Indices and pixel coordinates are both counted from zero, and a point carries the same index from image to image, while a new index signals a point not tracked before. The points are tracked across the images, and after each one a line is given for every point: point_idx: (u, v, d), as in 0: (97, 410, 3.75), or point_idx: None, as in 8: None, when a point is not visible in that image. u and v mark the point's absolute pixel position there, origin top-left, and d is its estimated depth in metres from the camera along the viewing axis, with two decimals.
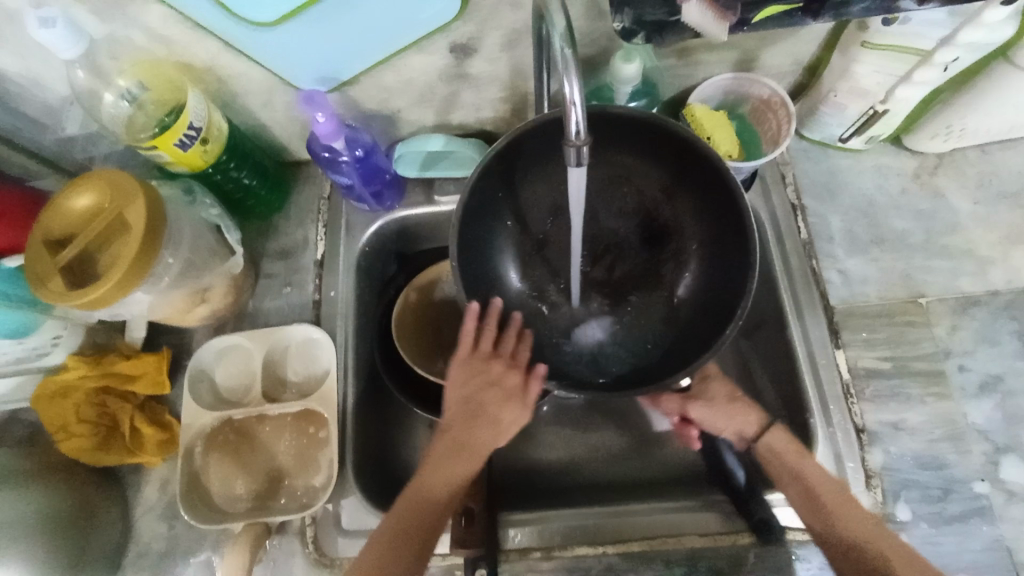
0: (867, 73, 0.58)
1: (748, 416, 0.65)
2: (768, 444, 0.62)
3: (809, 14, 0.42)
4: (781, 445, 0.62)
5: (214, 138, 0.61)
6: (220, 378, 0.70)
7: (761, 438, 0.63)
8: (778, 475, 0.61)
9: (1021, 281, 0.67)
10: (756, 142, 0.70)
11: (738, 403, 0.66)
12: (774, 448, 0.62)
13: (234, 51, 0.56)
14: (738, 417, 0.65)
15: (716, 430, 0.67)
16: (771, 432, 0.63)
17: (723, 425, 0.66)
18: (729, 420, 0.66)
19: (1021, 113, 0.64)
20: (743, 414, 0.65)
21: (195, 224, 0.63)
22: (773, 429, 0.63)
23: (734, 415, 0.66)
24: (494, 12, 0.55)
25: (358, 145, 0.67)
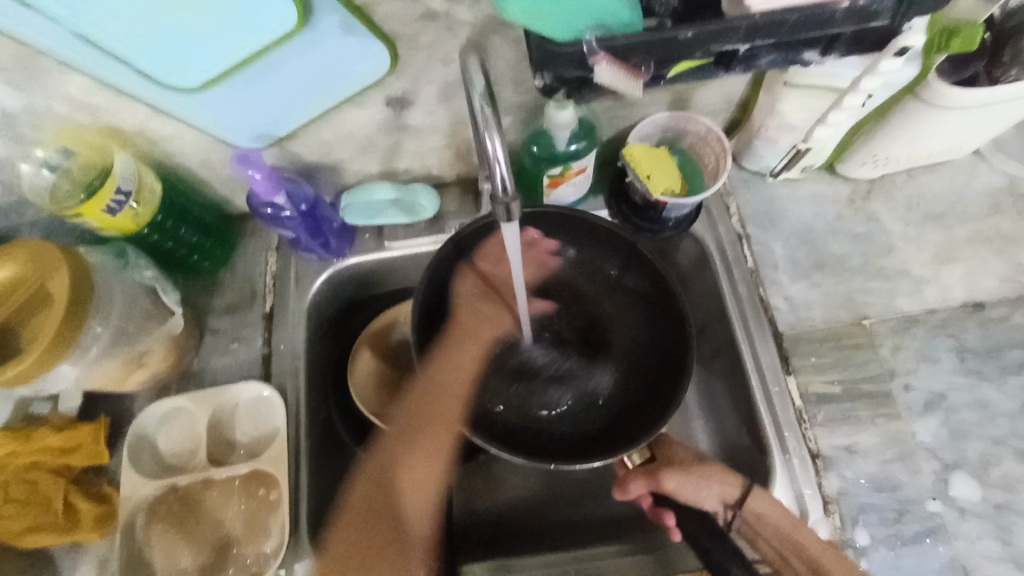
0: (792, 110, 0.61)
1: (725, 478, 0.63)
2: (752, 508, 0.60)
3: (722, 67, 0.44)
4: (764, 507, 0.60)
5: (146, 201, 0.59)
6: (164, 445, 0.67)
7: (744, 501, 0.61)
8: (771, 542, 0.59)
9: (955, 298, 0.70)
10: (699, 176, 0.70)
11: (709, 466, 0.64)
12: (758, 512, 0.60)
13: (163, 114, 0.55)
14: (716, 483, 0.63)
15: (698, 504, 0.62)
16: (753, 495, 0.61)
17: (702, 495, 0.62)
18: (707, 486, 0.63)
19: (939, 141, 0.67)
20: (719, 474, 0.63)
21: (126, 289, 0.61)
22: (756, 490, 0.61)
23: (709, 480, 0.63)
24: (425, 67, 0.55)
25: (302, 200, 0.67)
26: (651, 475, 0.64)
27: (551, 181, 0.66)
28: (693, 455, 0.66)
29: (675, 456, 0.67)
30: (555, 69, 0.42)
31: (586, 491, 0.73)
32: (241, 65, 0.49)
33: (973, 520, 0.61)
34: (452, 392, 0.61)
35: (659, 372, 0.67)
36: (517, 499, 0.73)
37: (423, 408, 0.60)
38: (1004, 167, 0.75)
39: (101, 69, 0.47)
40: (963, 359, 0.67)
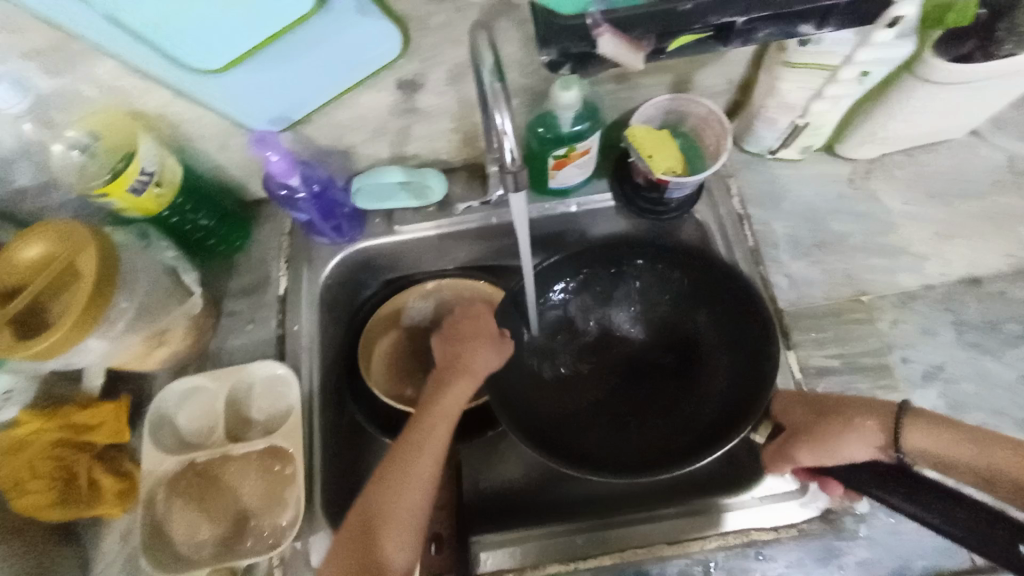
0: (792, 89, 0.62)
1: (861, 426, 0.55)
2: (915, 444, 0.52)
3: (719, 41, 0.46)
4: (927, 440, 0.51)
5: (167, 182, 0.62)
6: (182, 422, 0.69)
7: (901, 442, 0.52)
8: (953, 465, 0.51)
9: (953, 273, 0.71)
10: (700, 157, 0.72)
11: (838, 419, 0.56)
12: (923, 446, 0.52)
13: (184, 98, 0.57)
14: (852, 437, 0.54)
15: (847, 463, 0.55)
16: (908, 429, 0.52)
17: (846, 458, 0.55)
18: (847, 446, 0.55)
19: (935, 119, 0.69)
20: (852, 411, 0.56)
21: (149, 268, 0.63)
22: (911, 419, 0.52)
23: (852, 440, 0.54)
24: (434, 51, 0.58)
25: (314, 182, 0.69)
26: (785, 458, 0.59)
27: (556, 163, 0.68)
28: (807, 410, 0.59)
29: (792, 416, 0.60)
30: (561, 44, 0.44)
31: None
32: (260, 46, 0.50)
33: None
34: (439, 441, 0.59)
35: (740, 372, 0.65)
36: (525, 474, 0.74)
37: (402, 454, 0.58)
38: (1003, 146, 0.76)
39: (125, 48, 0.49)
40: (962, 333, 0.68)
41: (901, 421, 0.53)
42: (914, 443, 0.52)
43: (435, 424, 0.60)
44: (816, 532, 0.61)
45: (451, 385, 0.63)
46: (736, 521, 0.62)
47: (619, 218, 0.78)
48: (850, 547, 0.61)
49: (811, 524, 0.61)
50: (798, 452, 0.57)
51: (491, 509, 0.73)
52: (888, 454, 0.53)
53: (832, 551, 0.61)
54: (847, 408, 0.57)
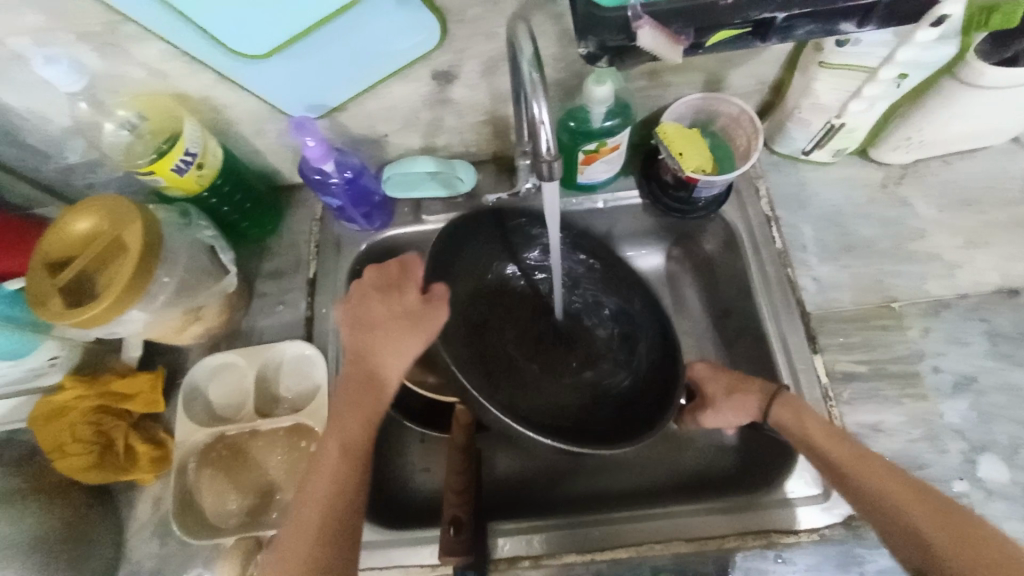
0: (825, 90, 0.62)
1: (747, 395, 0.65)
2: (778, 411, 0.62)
3: (757, 37, 0.46)
4: (789, 407, 0.62)
5: (209, 164, 0.64)
6: (213, 396, 0.72)
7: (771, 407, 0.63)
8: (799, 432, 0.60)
9: (988, 283, 0.70)
10: (730, 157, 0.73)
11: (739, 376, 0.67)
12: (784, 411, 0.62)
13: (228, 83, 0.59)
14: (736, 403, 0.66)
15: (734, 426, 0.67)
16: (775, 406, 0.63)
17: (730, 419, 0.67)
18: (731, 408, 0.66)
19: (974, 125, 0.67)
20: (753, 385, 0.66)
21: (188, 245, 0.65)
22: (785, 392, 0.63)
23: (727, 407, 0.66)
24: (471, 42, 0.59)
25: (347, 168, 0.71)
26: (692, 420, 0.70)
27: (585, 158, 0.68)
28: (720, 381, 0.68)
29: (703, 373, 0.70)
30: (597, 36, 0.44)
31: (624, 458, 0.74)
32: (305, 33, 0.52)
33: (1001, 500, 0.61)
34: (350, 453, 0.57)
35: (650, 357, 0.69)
36: (541, 467, 0.75)
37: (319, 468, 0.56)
38: None
39: (181, 34, 0.51)
40: (994, 343, 0.67)
41: (777, 395, 0.63)
42: (784, 411, 0.62)
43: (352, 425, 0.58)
44: (837, 538, 0.61)
45: (353, 405, 0.59)
46: (758, 525, 0.62)
47: (644, 216, 0.78)
48: (871, 555, 0.60)
49: (832, 530, 0.61)
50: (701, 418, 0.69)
51: (509, 499, 0.73)
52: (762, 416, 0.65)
53: (854, 558, 0.60)
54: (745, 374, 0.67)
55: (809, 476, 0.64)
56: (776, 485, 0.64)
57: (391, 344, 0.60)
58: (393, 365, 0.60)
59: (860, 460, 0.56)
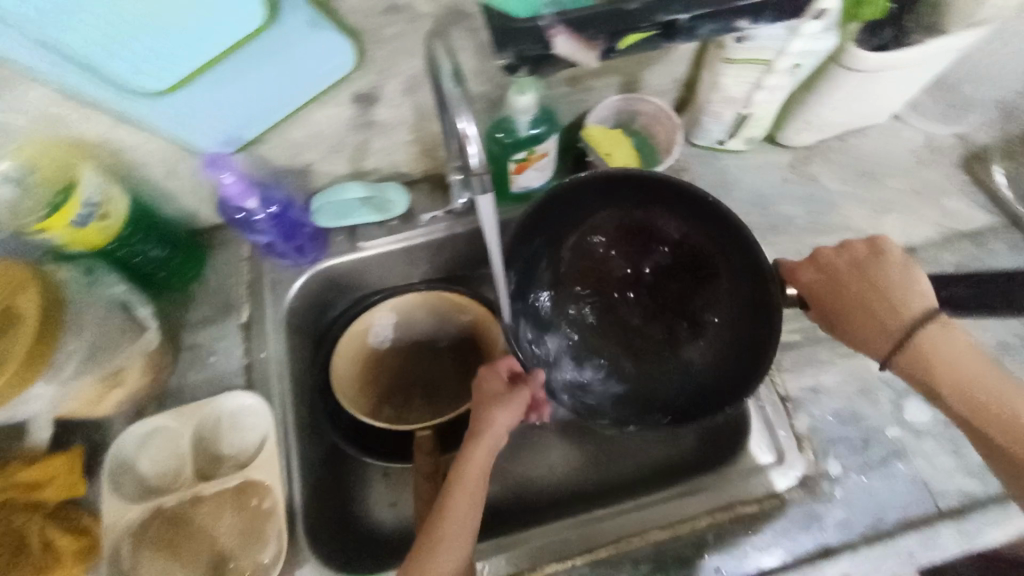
0: (732, 83, 0.66)
1: (889, 319, 0.55)
2: (922, 343, 0.53)
3: (665, 39, 0.48)
4: (941, 341, 0.53)
5: (114, 214, 0.58)
6: (145, 468, 0.65)
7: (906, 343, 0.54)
8: (934, 378, 0.52)
9: (893, 244, 0.77)
10: (653, 153, 0.76)
11: (880, 301, 0.56)
12: (928, 344, 0.53)
13: (127, 122, 0.54)
14: (868, 326, 0.56)
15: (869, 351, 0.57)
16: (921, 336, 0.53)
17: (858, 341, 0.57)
18: (862, 333, 0.57)
19: (862, 105, 0.74)
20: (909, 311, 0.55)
21: (96, 305, 0.59)
22: (938, 322, 0.54)
23: (861, 329, 0.57)
24: (389, 64, 0.58)
25: (273, 203, 0.67)
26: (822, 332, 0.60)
27: (516, 167, 0.69)
28: (864, 286, 0.57)
29: (815, 285, 0.60)
30: (516, 46, 0.44)
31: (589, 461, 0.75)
32: (208, 66, 0.49)
33: (929, 438, 0.67)
34: (450, 542, 0.52)
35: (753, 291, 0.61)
36: (520, 479, 0.74)
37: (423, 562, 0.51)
38: (921, 126, 0.83)
39: (67, 74, 0.47)
40: None
41: (919, 333, 0.54)
42: (911, 358, 0.54)
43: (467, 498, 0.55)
44: (797, 500, 0.63)
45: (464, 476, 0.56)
46: (725, 500, 0.64)
47: None
48: (827, 510, 0.63)
49: (792, 493, 0.64)
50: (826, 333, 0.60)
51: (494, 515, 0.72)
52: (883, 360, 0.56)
53: (815, 515, 0.63)
54: (890, 294, 0.56)
55: (762, 445, 0.67)
56: (736, 459, 0.67)
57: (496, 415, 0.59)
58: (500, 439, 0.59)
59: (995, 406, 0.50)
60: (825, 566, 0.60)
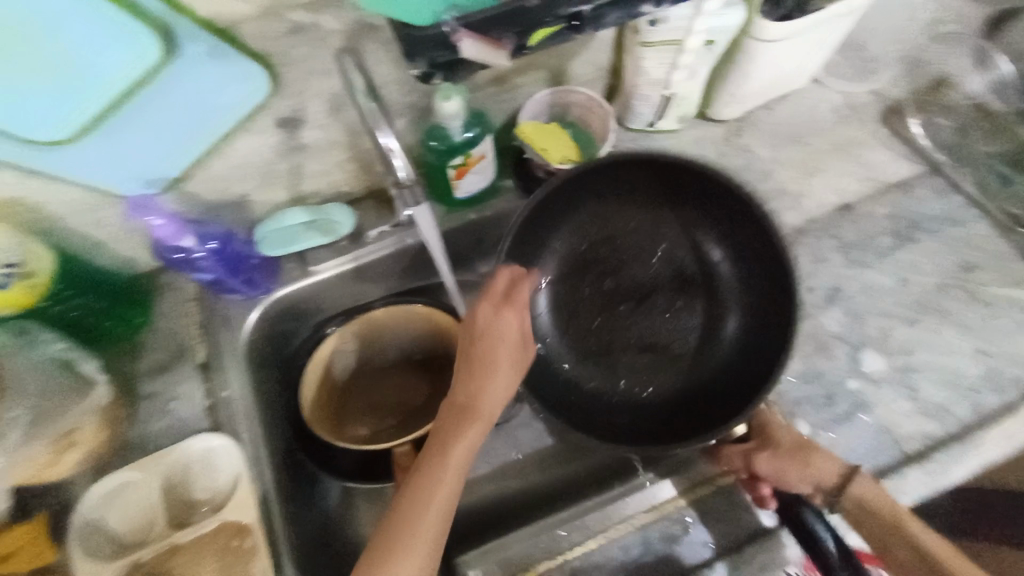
0: (653, 66, 0.68)
1: (827, 464, 0.61)
2: (859, 495, 0.59)
3: (575, 29, 0.48)
4: (871, 492, 0.60)
5: (41, 271, 0.57)
6: (116, 525, 0.62)
7: (848, 489, 0.60)
8: (866, 519, 0.59)
9: (828, 203, 0.80)
10: (592, 142, 0.76)
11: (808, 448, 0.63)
12: (865, 498, 0.59)
13: (39, 176, 0.53)
14: (811, 470, 0.61)
15: (789, 485, 0.62)
16: (859, 481, 0.60)
17: (796, 480, 0.61)
18: (802, 474, 0.62)
19: (781, 73, 0.77)
20: (823, 465, 0.61)
21: (34, 366, 0.59)
22: (862, 476, 0.60)
23: (800, 467, 0.62)
24: (307, 84, 0.57)
25: (211, 238, 0.66)
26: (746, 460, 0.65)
27: (456, 172, 0.69)
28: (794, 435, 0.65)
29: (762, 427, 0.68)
30: (424, 55, 0.45)
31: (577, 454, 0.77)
32: (112, 109, 0.48)
33: (886, 386, 0.70)
34: (451, 476, 0.55)
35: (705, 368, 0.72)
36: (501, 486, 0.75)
37: (411, 508, 0.53)
38: (841, 87, 0.87)
39: None
40: (847, 253, 0.77)
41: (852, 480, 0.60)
42: (852, 500, 0.60)
43: (456, 434, 0.57)
44: None
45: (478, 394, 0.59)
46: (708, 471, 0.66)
47: None
48: None
49: None
50: (753, 460, 0.64)
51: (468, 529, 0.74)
52: (827, 500, 0.61)
53: None
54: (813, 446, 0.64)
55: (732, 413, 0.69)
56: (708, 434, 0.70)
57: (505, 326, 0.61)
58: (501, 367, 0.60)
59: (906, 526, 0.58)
60: None
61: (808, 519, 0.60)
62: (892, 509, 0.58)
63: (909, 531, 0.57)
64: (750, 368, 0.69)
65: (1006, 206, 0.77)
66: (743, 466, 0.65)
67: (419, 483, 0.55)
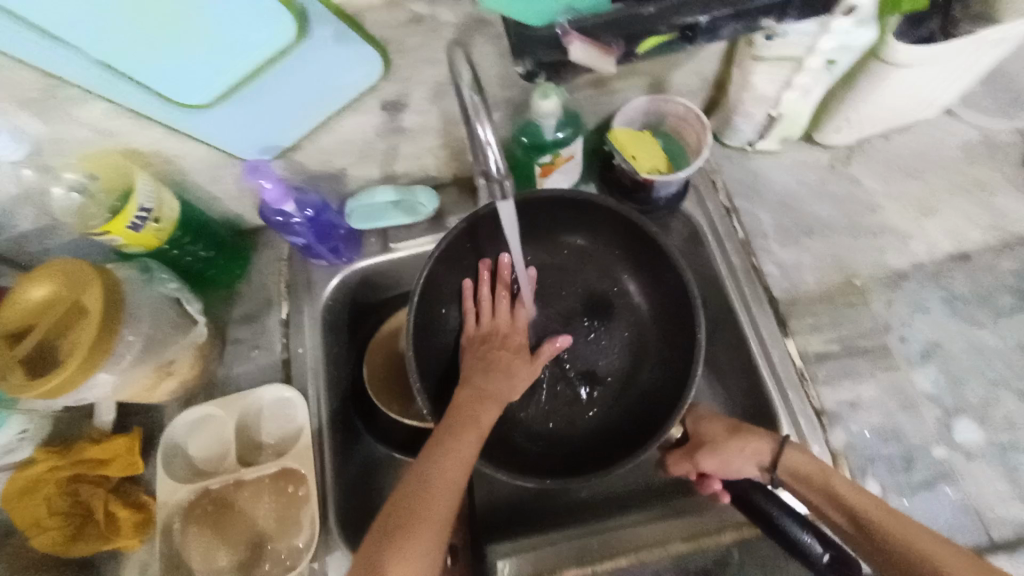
0: (763, 82, 0.65)
1: (758, 443, 0.62)
2: (791, 467, 0.60)
3: (686, 40, 0.47)
4: (803, 466, 0.59)
5: (166, 217, 0.63)
6: (194, 451, 0.70)
7: (780, 463, 0.60)
8: (807, 494, 0.59)
9: (941, 249, 0.72)
10: (683, 154, 0.75)
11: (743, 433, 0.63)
12: (800, 471, 0.59)
13: (178, 134, 0.59)
14: (748, 449, 0.62)
15: (734, 474, 0.62)
16: (786, 453, 0.60)
17: (739, 466, 0.62)
18: (739, 458, 0.62)
19: (907, 101, 0.70)
20: (754, 441, 0.62)
21: (152, 300, 0.64)
22: (790, 449, 0.60)
23: (736, 452, 0.62)
24: (415, 71, 0.60)
25: (308, 206, 0.71)
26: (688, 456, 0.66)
27: (542, 170, 0.70)
28: (722, 425, 0.65)
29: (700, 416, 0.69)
30: (532, 54, 0.45)
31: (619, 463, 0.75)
32: (246, 80, 0.53)
33: (979, 460, 0.63)
34: (459, 464, 0.56)
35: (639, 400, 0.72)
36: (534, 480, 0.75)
37: (417, 488, 0.54)
38: (977, 123, 0.78)
39: (122, 91, 0.51)
40: (955, 307, 0.69)
41: (781, 455, 0.60)
42: (786, 473, 0.60)
43: (467, 425, 0.59)
44: None
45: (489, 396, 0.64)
46: None
47: None
48: None
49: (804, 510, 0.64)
50: (699, 457, 0.64)
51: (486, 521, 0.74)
52: (768, 477, 0.62)
53: None
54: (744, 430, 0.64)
55: None
56: None
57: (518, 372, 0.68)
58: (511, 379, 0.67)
59: (878, 516, 0.55)
60: None
61: (760, 504, 0.60)
62: (822, 474, 0.58)
63: (836, 492, 0.57)
64: (665, 403, 0.69)
65: None
66: (690, 468, 0.66)
67: (427, 459, 0.56)
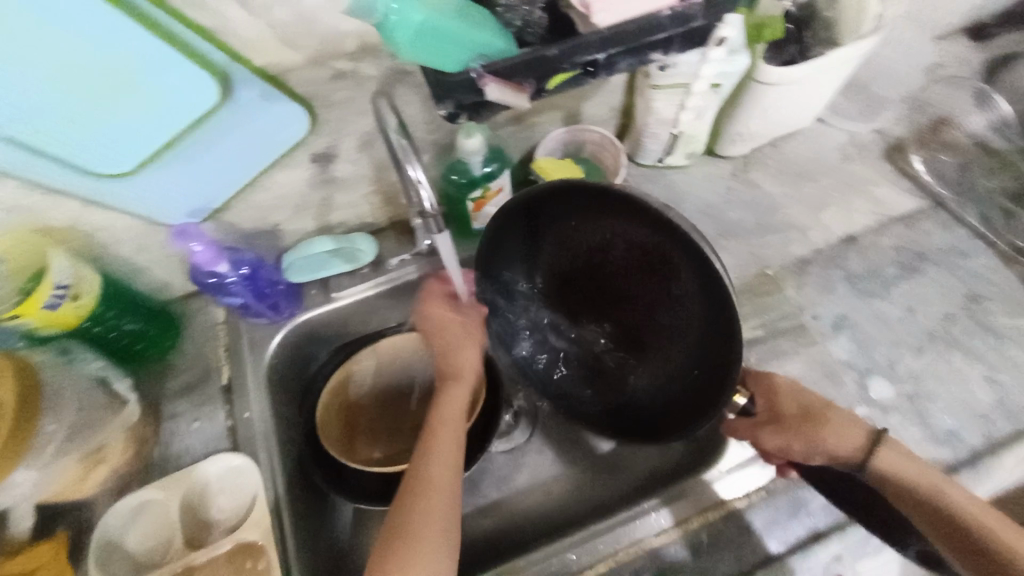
0: (663, 106, 0.72)
1: (849, 433, 0.61)
2: (879, 463, 0.58)
3: (589, 75, 0.53)
4: (892, 462, 0.58)
5: (87, 292, 0.60)
6: (134, 546, 0.62)
7: (871, 457, 0.59)
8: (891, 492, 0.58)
9: (834, 236, 0.82)
10: (604, 176, 0.79)
11: (834, 418, 0.62)
12: (885, 467, 0.58)
13: (97, 205, 0.57)
14: (832, 436, 0.61)
15: (803, 457, 0.61)
16: (880, 449, 0.59)
17: (811, 450, 0.61)
18: (821, 441, 0.61)
19: (784, 114, 0.81)
20: (840, 432, 0.61)
21: (76, 386, 0.62)
22: (884, 443, 0.59)
23: (819, 436, 0.61)
24: (343, 123, 0.62)
25: (243, 264, 0.70)
26: (751, 434, 0.65)
27: (474, 205, 0.73)
28: (799, 407, 0.64)
29: (775, 390, 0.66)
30: (455, 97, 0.50)
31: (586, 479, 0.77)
32: (171, 143, 0.53)
33: (896, 414, 0.70)
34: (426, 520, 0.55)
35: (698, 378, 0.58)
36: (508, 510, 0.76)
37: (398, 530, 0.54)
38: (845, 126, 0.91)
39: (36, 168, 0.49)
40: (854, 283, 0.78)
41: (873, 447, 0.59)
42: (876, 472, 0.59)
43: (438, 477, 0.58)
44: (781, 489, 0.65)
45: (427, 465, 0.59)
46: (722, 490, 0.65)
47: None
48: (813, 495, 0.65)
49: (775, 483, 0.65)
50: (763, 437, 0.63)
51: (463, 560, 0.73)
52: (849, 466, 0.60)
53: (799, 502, 0.64)
54: (832, 414, 0.62)
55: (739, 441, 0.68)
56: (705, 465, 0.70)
57: (829, 442, 0.60)
58: (837, 437, 0.61)
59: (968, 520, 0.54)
60: (818, 548, 0.62)
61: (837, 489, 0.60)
62: (917, 476, 0.57)
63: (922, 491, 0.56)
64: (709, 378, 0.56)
65: (1011, 238, 0.81)
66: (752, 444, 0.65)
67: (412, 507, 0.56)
